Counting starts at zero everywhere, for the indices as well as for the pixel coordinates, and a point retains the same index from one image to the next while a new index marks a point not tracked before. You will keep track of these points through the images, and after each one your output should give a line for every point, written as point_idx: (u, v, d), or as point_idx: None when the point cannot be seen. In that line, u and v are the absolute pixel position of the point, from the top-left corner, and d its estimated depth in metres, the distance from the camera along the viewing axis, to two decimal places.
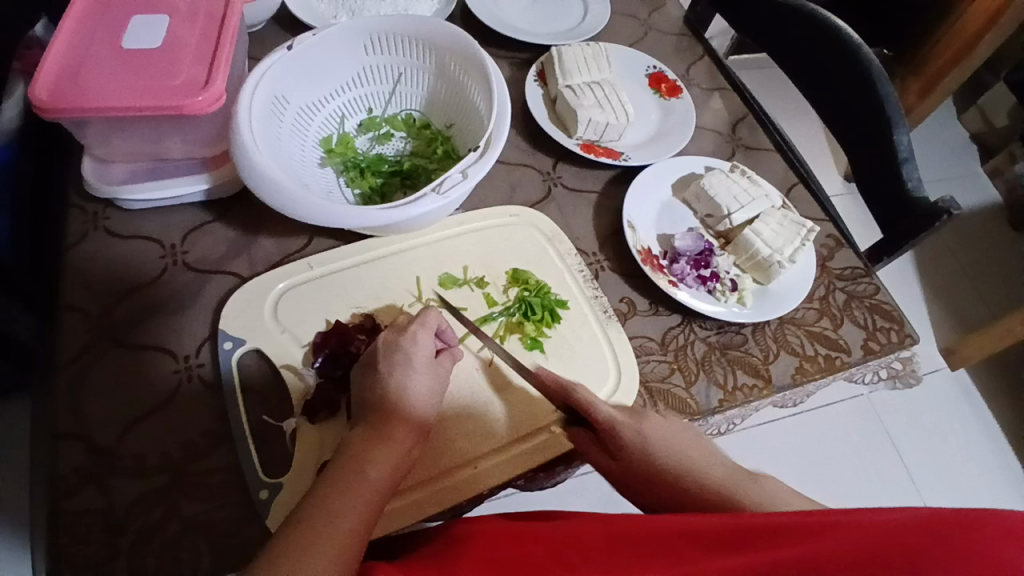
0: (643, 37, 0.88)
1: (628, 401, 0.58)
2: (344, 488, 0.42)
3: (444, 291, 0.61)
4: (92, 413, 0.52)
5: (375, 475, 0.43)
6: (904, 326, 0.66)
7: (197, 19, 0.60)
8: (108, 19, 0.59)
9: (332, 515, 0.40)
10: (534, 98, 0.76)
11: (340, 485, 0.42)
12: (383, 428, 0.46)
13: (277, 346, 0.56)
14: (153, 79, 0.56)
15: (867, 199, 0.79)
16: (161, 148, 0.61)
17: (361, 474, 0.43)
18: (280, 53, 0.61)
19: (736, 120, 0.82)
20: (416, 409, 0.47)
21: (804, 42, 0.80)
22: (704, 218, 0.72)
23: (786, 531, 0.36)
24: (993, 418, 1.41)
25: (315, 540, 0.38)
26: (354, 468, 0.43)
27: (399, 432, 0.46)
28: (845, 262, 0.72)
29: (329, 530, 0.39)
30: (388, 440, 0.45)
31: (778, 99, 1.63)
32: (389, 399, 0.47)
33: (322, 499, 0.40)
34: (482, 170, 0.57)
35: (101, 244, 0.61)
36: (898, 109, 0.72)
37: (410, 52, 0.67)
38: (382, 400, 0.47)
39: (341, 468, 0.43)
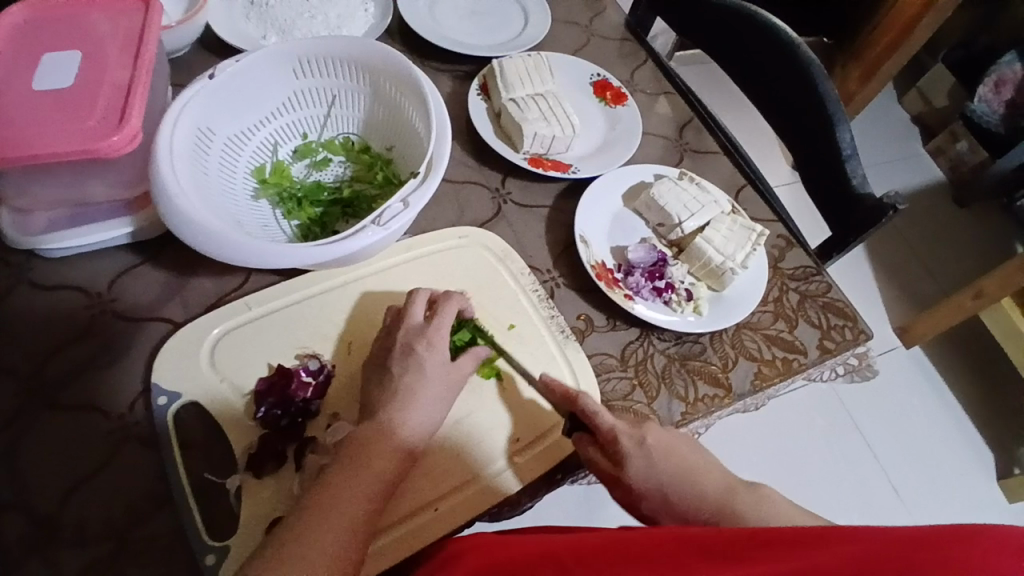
0: (586, 43, 0.87)
1: None
2: (353, 475, 0.46)
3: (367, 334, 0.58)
4: (21, 485, 0.48)
5: (379, 466, 0.46)
6: (857, 323, 0.67)
7: (110, 52, 0.56)
8: (11, 61, 0.55)
9: (334, 503, 0.44)
10: (477, 112, 0.74)
11: (347, 471, 0.46)
12: (387, 424, 0.49)
13: (218, 396, 0.53)
14: (65, 121, 0.52)
15: (814, 195, 0.80)
16: (83, 192, 0.57)
17: (367, 462, 0.46)
18: (203, 83, 0.57)
19: (682, 124, 0.82)
20: (422, 405, 0.50)
21: (744, 44, 0.81)
22: (657, 227, 0.71)
23: (779, 546, 0.34)
24: (949, 391, 1.46)
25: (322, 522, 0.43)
26: (359, 457, 0.46)
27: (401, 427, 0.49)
28: (796, 261, 0.72)
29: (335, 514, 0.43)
30: (399, 421, 0.49)
31: (726, 95, 1.65)
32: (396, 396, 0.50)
33: (330, 484, 0.45)
34: (424, 196, 0.55)
35: (19, 298, 0.56)
36: (839, 106, 0.72)
37: (344, 74, 0.64)
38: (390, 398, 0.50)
39: (348, 456, 0.47)
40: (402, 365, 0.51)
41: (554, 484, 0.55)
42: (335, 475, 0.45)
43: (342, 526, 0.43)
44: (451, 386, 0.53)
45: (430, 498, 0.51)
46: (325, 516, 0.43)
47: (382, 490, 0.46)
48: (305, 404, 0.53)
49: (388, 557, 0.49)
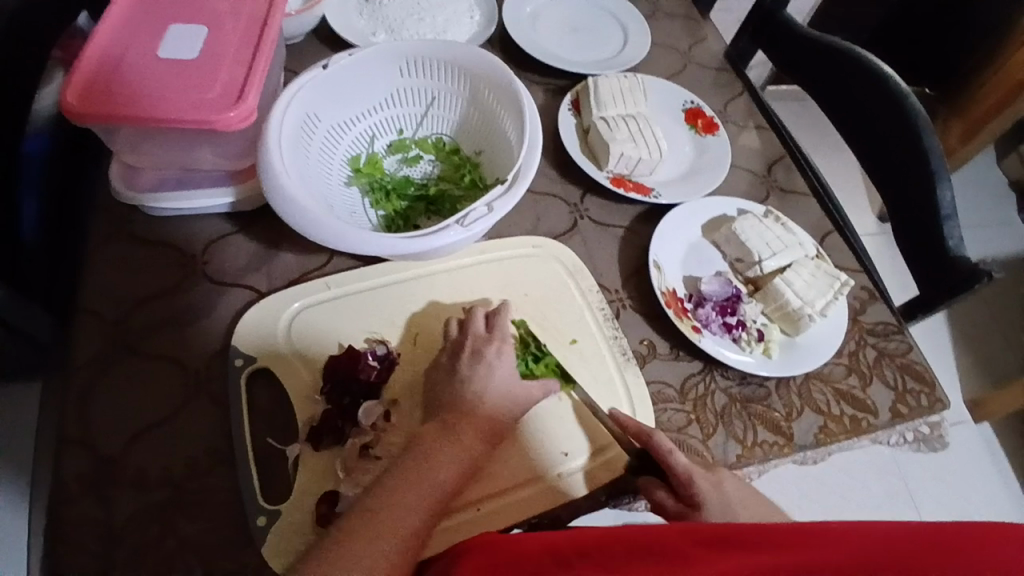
0: (682, 70, 0.86)
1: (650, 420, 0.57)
2: (414, 482, 0.46)
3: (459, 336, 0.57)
4: (103, 419, 0.51)
5: (446, 471, 0.47)
6: (935, 391, 0.63)
7: (235, 32, 0.60)
8: (142, 29, 0.60)
9: (394, 511, 0.44)
10: (566, 126, 0.74)
11: (411, 472, 0.46)
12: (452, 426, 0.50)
13: (287, 366, 0.55)
14: (188, 91, 0.56)
15: (904, 250, 0.76)
16: (191, 158, 0.61)
17: (436, 464, 0.47)
18: (316, 72, 0.61)
19: (772, 160, 0.80)
20: (488, 412, 0.51)
21: (848, 88, 0.78)
22: (734, 262, 0.69)
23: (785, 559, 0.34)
24: (1020, 479, 1.35)
25: (383, 524, 0.43)
26: (424, 465, 0.47)
27: (466, 439, 0.49)
28: (877, 317, 0.69)
29: (396, 520, 0.44)
30: (470, 426, 0.50)
31: (814, 136, 1.60)
32: (466, 405, 0.51)
33: (384, 488, 0.45)
34: (509, 203, 0.56)
35: (124, 248, 0.61)
36: (943, 163, 0.69)
37: (445, 76, 0.67)
38: (456, 404, 0.51)
39: (412, 460, 0.47)
40: (472, 370, 0.53)
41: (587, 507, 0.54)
42: (396, 476, 0.46)
43: (423, 505, 0.45)
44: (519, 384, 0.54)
45: (487, 493, 0.52)
46: (381, 518, 0.43)
47: (442, 495, 0.46)
48: (369, 385, 0.54)
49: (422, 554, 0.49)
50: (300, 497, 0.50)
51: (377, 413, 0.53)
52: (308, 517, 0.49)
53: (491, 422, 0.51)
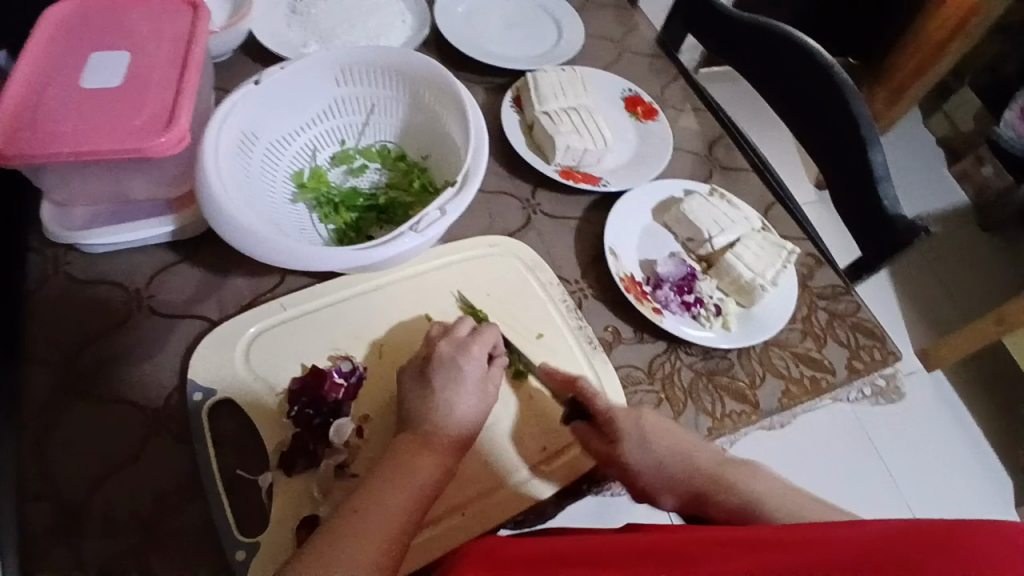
0: (618, 59, 0.88)
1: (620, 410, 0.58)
2: (397, 485, 0.45)
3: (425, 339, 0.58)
4: (58, 472, 0.49)
5: (427, 473, 0.47)
6: (885, 344, 0.66)
7: (160, 55, 0.58)
8: (59, 58, 0.57)
9: (370, 512, 0.43)
10: (510, 123, 0.75)
11: (391, 477, 0.46)
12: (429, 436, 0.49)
13: (250, 394, 0.54)
14: (115, 119, 0.54)
15: (843, 214, 0.79)
16: (124, 189, 0.59)
17: (415, 468, 0.47)
18: (248, 88, 0.59)
19: (712, 140, 0.82)
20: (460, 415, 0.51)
21: (776, 64, 0.82)
22: (686, 241, 0.71)
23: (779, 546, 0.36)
24: (971, 419, 1.43)
25: (361, 528, 0.42)
26: (402, 470, 0.46)
27: (442, 443, 0.49)
28: (824, 281, 0.72)
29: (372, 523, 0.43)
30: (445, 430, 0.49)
31: (751, 112, 1.66)
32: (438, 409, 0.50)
33: (364, 496, 0.44)
34: (461, 205, 0.55)
35: (61, 290, 0.57)
36: (872, 128, 0.73)
37: (383, 82, 0.66)
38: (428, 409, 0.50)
39: (390, 468, 0.46)
40: (443, 374, 0.51)
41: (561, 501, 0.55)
42: (373, 485, 0.45)
43: (400, 506, 0.44)
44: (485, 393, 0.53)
45: (470, 496, 0.52)
46: (365, 523, 0.42)
47: (423, 499, 0.46)
48: (337, 403, 0.53)
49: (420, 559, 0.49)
50: (278, 526, 0.48)
51: (348, 430, 0.52)
52: (288, 544, 0.48)
53: (466, 423, 0.50)
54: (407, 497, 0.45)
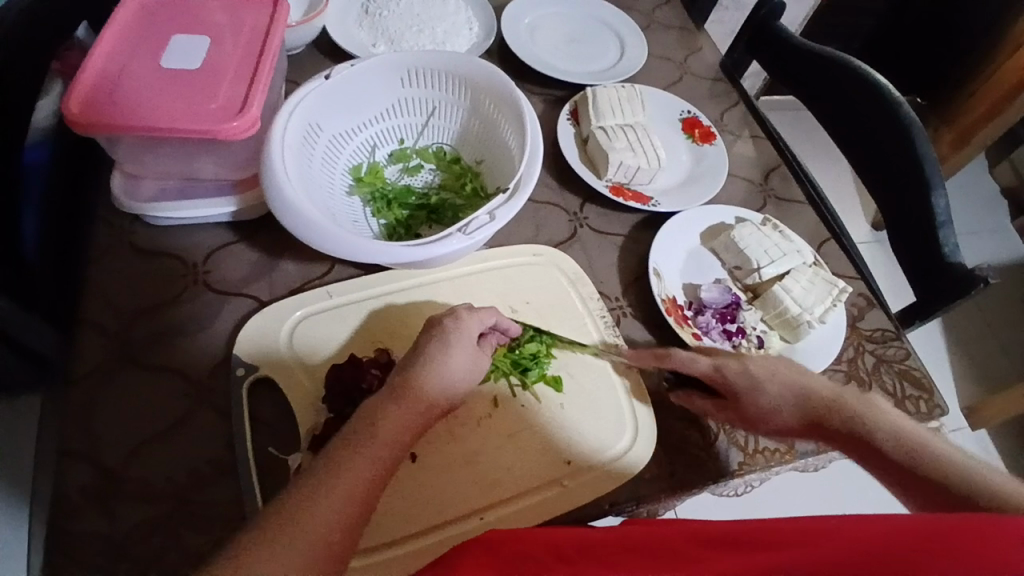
0: (679, 80, 0.87)
1: (646, 453, 0.55)
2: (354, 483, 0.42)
3: None
4: (102, 431, 0.51)
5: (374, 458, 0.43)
6: (933, 396, 0.64)
7: (237, 44, 0.61)
8: (142, 39, 0.60)
9: (306, 502, 0.40)
10: (565, 136, 0.75)
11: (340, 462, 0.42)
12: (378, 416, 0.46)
13: (290, 376, 0.55)
14: (191, 101, 0.56)
15: (899, 255, 0.76)
16: (192, 168, 0.61)
17: (357, 458, 0.43)
18: (318, 82, 0.61)
19: (768, 169, 0.81)
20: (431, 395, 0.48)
21: (841, 101, 0.80)
22: (733, 269, 0.70)
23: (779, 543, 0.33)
24: None
25: (300, 524, 0.39)
26: (343, 465, 0.42)
27: (387, 432, 0.45)
28: (875, 323, 0.69)
29: (310, 519, 0.39)
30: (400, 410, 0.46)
31: (807, 144, 1.62)
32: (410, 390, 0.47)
33: (306, 490, 0.41)
34: (509, 212, 0.56)
35: (125, 258, 0.61)
36: (938, 170, 0.71)
37: (445, 86, 0.67)
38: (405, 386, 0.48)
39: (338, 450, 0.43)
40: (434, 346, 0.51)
41: (604, 513, 0.53)
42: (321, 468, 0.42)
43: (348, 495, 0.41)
44: (473, 372, 0.52)
45: (492, 501, 0.52)
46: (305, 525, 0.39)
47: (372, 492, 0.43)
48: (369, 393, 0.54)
49: (407, 560, 0.49)
50: None
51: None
52: None
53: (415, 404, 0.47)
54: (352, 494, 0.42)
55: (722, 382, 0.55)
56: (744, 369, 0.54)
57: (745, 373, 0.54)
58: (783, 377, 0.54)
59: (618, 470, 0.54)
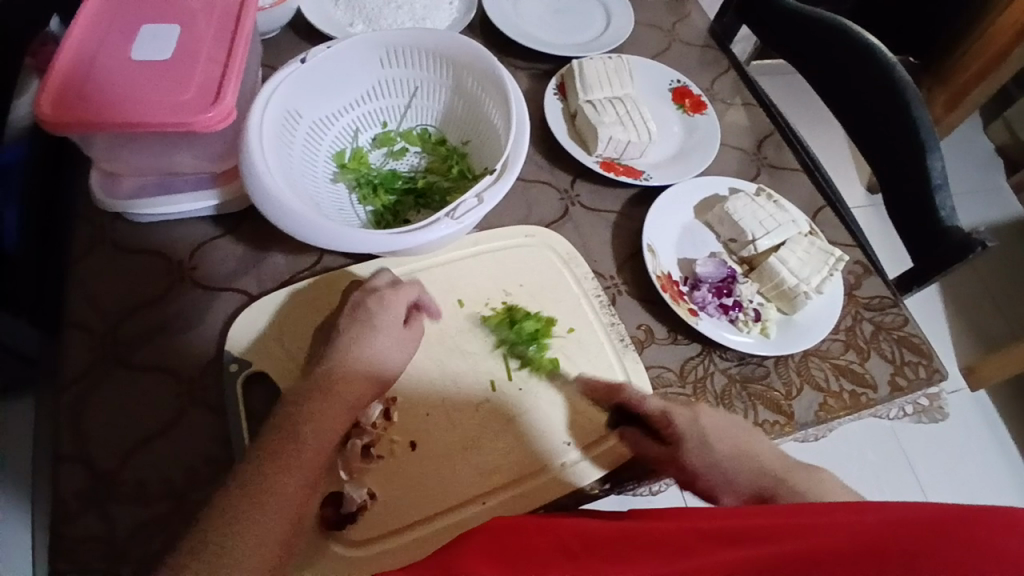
0: (668, 49, 0.85)
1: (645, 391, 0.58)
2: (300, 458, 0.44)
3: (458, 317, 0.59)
4: (95, 435, 0.50)
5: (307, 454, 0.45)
6: (933, 361, 0.63)
7: (208, 30, 0.59)
8: (111, 30, 0.58)
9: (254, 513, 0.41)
10: (553, 112, 0.73)
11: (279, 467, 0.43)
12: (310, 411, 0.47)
13: (284, 371, 0.54)
14: (165, 93, 0.54)
15: (895, 220, 0.75)
16: (172, 161, 0.60)
17: (291, 457, 0.44)
18: (294, 66, 0.59)
19: (762, 137, 0.79)
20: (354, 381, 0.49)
21: (834, 63, 0.78)
22: (728, 242, 0.69)
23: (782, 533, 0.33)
24: (1013, 442, 1.37)
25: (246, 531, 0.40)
26: (289, 440, 0.45)
27: (315, 424, 0.46)
28: (873, 290, 0.69)
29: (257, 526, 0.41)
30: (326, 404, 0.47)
31: (800, 109, 1.60)
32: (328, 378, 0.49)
33: (246, 493, 0.42)
34: (498, 193, 0.55)
35: (108, 257, 0.59)
36: (932, 133, 0.69)
37: (427, 65, 0.65)
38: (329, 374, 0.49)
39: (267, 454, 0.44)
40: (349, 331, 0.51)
41: (603, 493, 0.54)
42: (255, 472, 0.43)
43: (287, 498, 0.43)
44: (394, 355, 0.53)
45: (493, 486, 0.52)
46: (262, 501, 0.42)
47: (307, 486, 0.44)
48: None
49: (411, 551, 0.49)
50: None
51: (375, 412, 0.52)
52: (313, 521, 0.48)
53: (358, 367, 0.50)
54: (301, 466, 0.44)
55: (667, 425, 0.51)
56: (693, 418, 0.51)
57: (694, 423, 0.50)
58: (725, 431, 0.50)
59: (618, 449, 0.54)
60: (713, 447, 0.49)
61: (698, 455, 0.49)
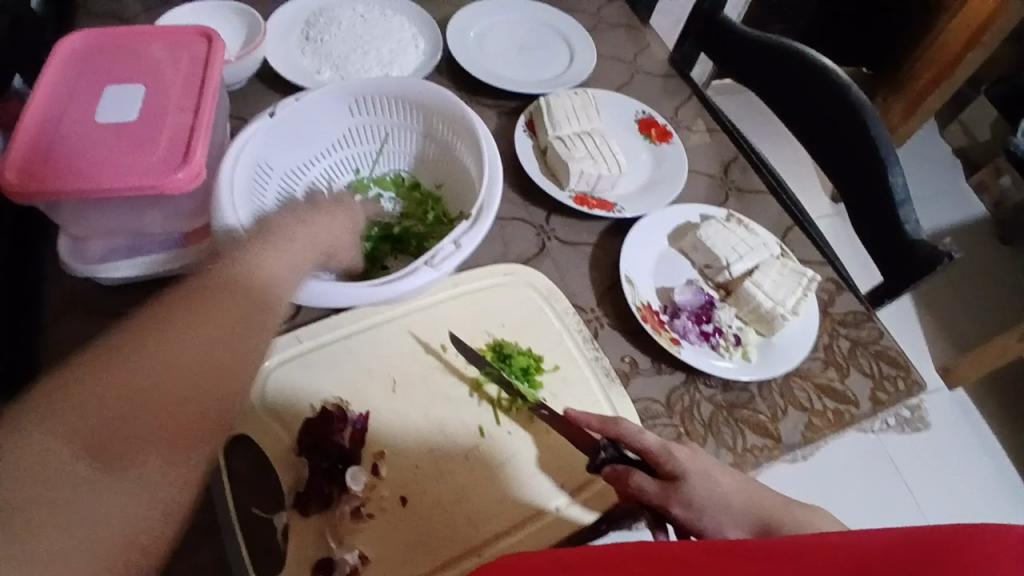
0: (631, 80, 0.87)
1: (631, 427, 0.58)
2: (120, 430, 0.38)
3: (442, 363, 0.59)
4: None
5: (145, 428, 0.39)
6: (910, 373, 0.65)
7: (175, 89, 0.58)
8: (72, 94, 0.57)
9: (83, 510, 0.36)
10: (523, 149, 0.74)
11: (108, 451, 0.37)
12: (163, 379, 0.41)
13: (265, 431, 0.52)
14: (133, 156, 0.54)
15: (861, 235, 0.78)
16: (141, 223, 0.59)
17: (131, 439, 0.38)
18: (263, 119, 0.59)
19: (727, 162, 0.81)
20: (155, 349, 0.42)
21: (795, 84, 0.80)
22: (704, 268, 0.70)
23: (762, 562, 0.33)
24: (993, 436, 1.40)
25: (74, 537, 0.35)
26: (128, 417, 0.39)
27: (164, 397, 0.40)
28: (847, 307, 0.70)
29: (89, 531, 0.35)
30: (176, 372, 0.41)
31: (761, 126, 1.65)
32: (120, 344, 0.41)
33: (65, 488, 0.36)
34: (475, 239, 0.55)
35: (76, 324, 0.58)
36: (892, 151, 0.72)
37: (397, 111, 0.65)
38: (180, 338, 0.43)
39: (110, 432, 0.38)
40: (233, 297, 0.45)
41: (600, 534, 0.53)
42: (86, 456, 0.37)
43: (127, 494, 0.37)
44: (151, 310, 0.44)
45: (489, 536, 0.51)
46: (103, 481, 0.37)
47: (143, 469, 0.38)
48: (345, 449, 0.52)
49: None
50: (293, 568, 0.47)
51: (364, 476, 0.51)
52: None
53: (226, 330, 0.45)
54: (143, 444, 0.39)
55: (668, 461, 0.51)
56: (692, 453, 0.52)
57: (694, 459, 0.51)
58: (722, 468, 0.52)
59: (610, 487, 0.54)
60: (717, 481, 0.50)
61: (700, 486, 0.50)
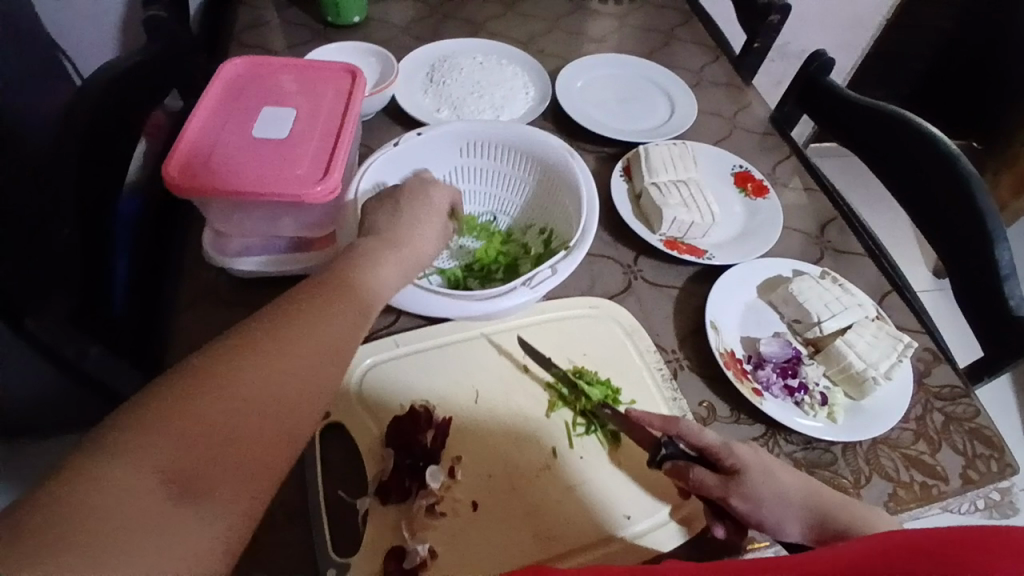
0: (729, 135, 0.89)
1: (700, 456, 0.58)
2: (226, 442, 0.36)
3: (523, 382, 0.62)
4: None
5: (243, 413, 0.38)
6: (1005, 455, 0.60)
7: (318, 115, 0.67)
8: (235, 113, 0.67)
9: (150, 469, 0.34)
10: (618, 191, 0.78)
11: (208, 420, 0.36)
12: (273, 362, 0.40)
13: (358, 424, 0.57)
14: (278, 168, 0.62)
15: (964, 308, 0.74)
16: (275, 226, 0.65)
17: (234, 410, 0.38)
18: (387, 148, 0.68)
19: (824, 222, 0.80)
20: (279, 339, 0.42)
21: (896, 151, 0.79)
22: (792, 322, 0.69)
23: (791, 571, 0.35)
24: None
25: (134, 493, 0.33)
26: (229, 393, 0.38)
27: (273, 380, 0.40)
28: (943, 379, 0.67)
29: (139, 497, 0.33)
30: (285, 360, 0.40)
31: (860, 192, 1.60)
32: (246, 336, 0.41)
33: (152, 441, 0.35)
34: (571, 264, 0.59)
35: (210, 309, 0.66)
36: (1001, 224, 0.69)
37: (499, 153, 0.72)
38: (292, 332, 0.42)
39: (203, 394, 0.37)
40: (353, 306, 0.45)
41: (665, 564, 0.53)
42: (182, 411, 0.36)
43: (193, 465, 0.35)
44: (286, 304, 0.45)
45: (555, 553, 0.52)
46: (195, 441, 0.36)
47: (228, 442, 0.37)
48: (428, 449, 0.56)
49: None
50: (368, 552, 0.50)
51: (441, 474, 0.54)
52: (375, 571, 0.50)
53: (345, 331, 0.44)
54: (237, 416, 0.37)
55: (729, 456, 0.51)
56: (755, 451, 0.52)
57: (758, 458, 0.52)
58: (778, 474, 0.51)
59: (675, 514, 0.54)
60: (777, 478, 0.51)
61: (763, 482, 0.50)
